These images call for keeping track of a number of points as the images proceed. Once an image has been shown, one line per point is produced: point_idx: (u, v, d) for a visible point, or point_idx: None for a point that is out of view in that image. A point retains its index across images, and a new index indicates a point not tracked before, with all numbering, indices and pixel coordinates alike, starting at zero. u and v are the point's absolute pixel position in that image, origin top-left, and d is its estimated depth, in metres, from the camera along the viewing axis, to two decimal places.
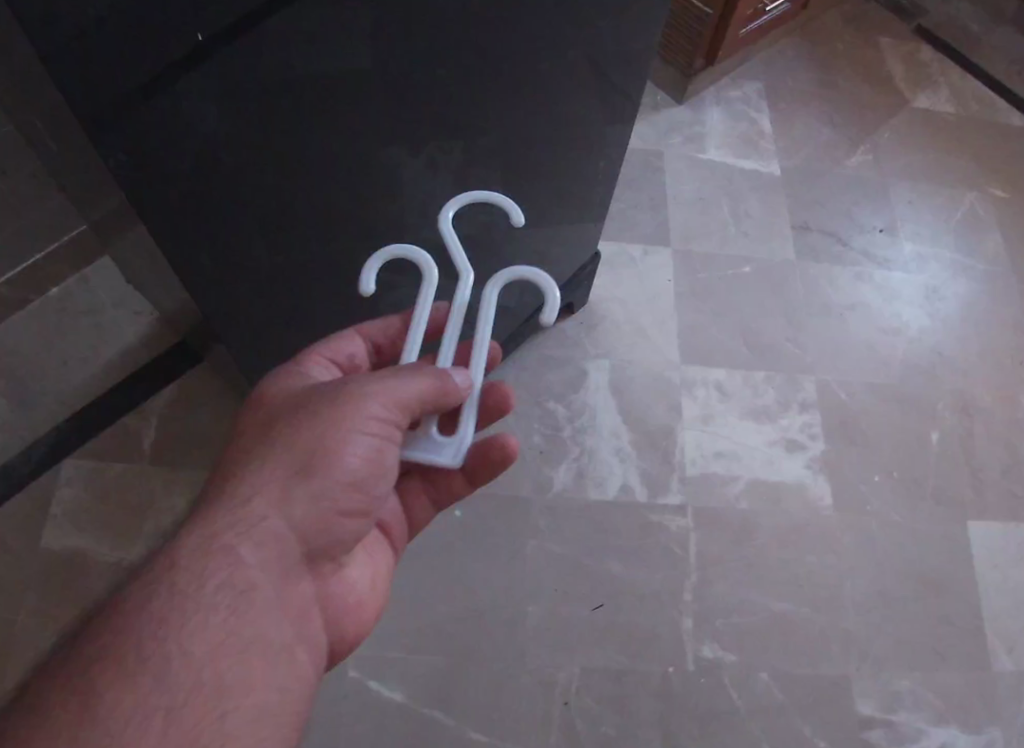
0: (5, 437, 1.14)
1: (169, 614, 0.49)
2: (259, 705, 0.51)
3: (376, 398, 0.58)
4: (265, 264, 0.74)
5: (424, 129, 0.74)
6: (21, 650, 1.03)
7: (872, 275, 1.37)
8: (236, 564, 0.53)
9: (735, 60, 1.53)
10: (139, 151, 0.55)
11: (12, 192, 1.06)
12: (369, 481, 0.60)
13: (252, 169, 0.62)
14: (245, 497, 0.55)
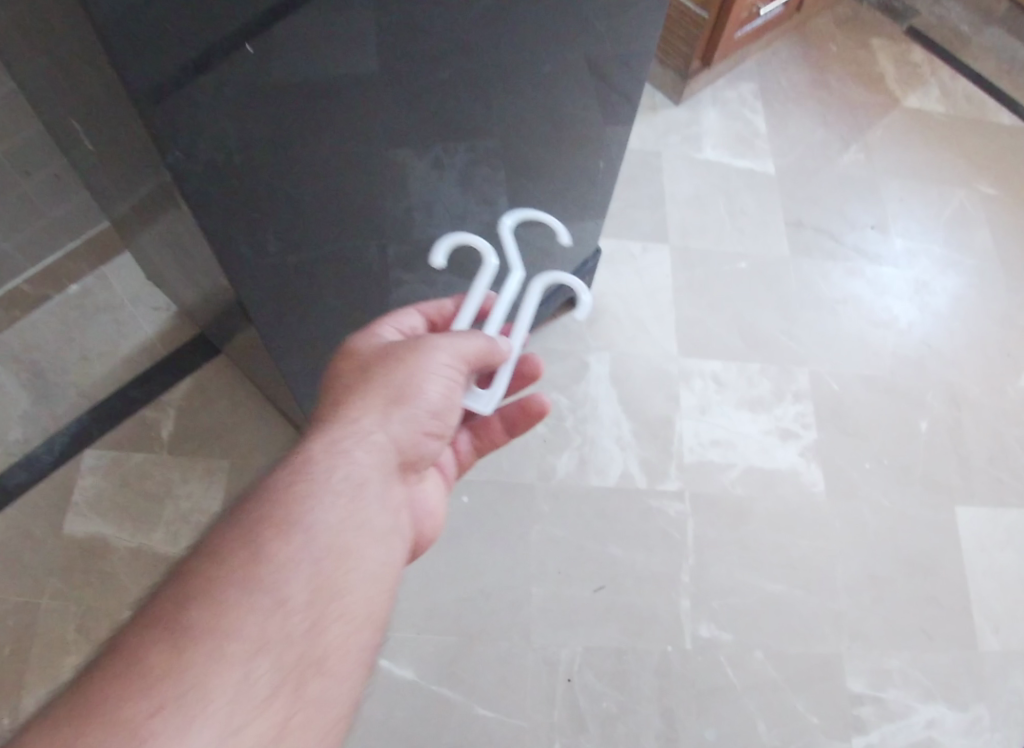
0: (29, 427, 1.19)
1: (302, 496, 0.55)
2: (373, 580, 0.57)
3: (447, 345, 0.67)
4: (279, 260, 0.78)
5: (433, 128, 0.79)
6: (44, 629, 1.06)
7: (864, 269, 1.42)
8: (353, 466, 0.59)
9: (731, 61, 1.57)
10: (191, 133, 0.59)
11: (36, 191, 1.10)
12: (448, 413, 0.67)
13: (265, 167, 0.66)
14: (353, 415, 0.62)
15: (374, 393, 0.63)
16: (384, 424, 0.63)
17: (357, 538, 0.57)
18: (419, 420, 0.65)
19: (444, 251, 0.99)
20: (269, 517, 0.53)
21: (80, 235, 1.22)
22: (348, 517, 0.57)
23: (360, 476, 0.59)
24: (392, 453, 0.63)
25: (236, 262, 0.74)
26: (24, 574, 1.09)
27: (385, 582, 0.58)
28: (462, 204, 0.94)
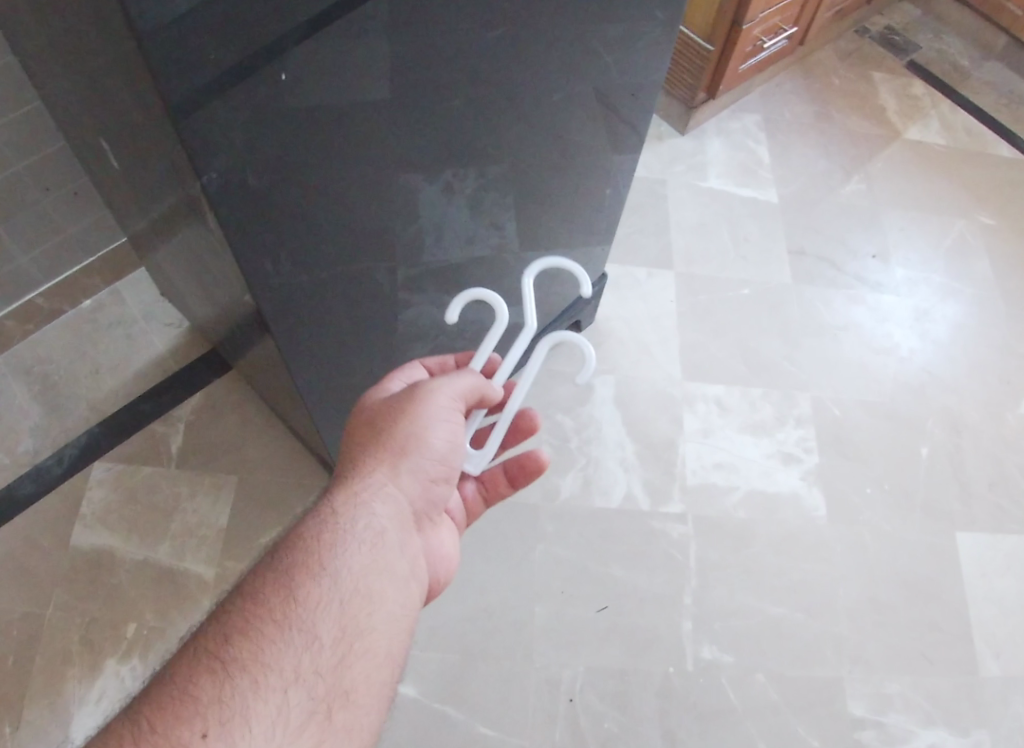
0: (39, 440, 1.20)
1: (323, 551, 0.59)
2: (394, 624, 0.60)
3: (449, 391, 0.70)
4: (292, 279, 0.80)
5: (447, 152, 0.81)
6: (49, 642, 1.07)
7: (865, 297, 1.44)
8: (371, 513, 0.62)
9: (735, 93, 1.61)
10: (223, 153, 0.61)
11: (55, 208, 1.13)
12: (455, 457, 0.70)
13: (280, 186, 0.68)
14: (366, 468, 0.65)
15: (385, 443, 0.66)
16: (398, 470, 0.66)
17: (379, 580, 0.60)
18: (428, 467, 0.68)
19: (454, 272, 1.01)
20: (300, 562, 0.57)
21: (95, 251, 1.25)
22: (370, 560, 0.60)
23: (379, 522, 0.62)
24: (406, 499, 0.66)
25: (256, 278, 0.76)
26: (31, 585, 1.10)
27: (407, 621, 0.62)
28: (472, 227, 0.96)
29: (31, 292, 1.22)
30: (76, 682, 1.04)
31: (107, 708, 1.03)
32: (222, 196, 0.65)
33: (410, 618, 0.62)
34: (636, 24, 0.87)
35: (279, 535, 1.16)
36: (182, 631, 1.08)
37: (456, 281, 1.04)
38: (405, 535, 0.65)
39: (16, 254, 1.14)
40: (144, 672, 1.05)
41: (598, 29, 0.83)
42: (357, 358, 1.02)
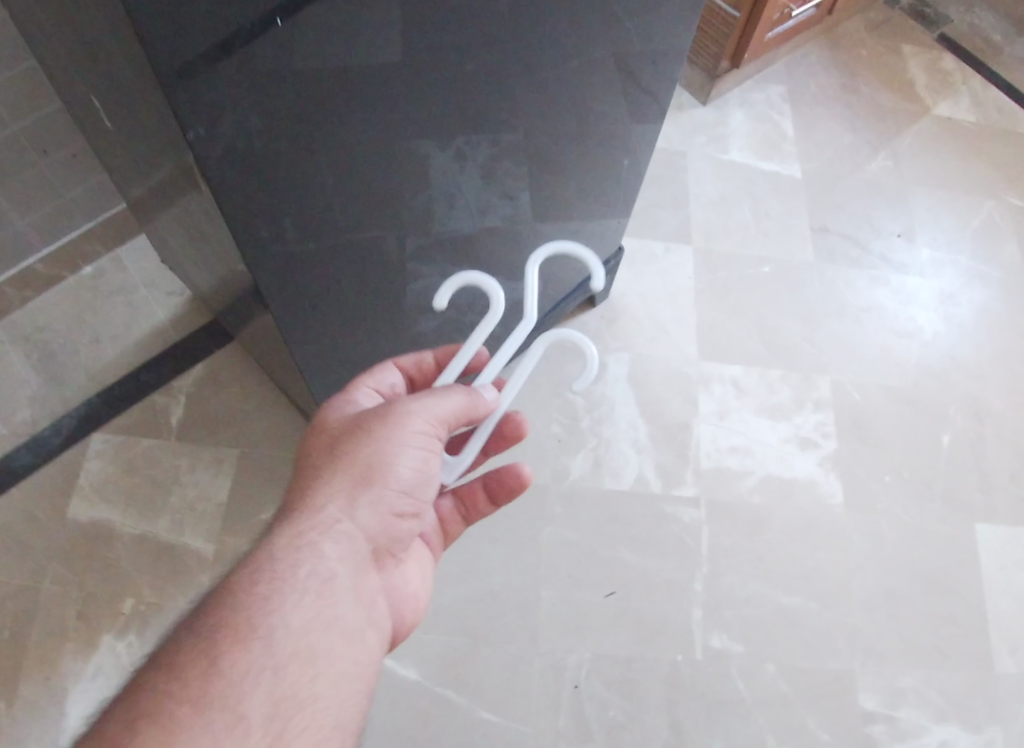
0: (37, 409, 1.17)
1: (265, 601, 0.54)
2: (342, 680, 0.56)
3: (421, 412, 0.64)
4: (294, 249, 0.76)
5: (458, 119, 0.77)
6: (45, 616, 1.05)
7: (889, 278, 1.39)
8: (318, 558, 0.58)
9: (760, 62, 1.55)
10: (218, 123, 0.57)
11: (52, 171, 1.09)
12: (422, 488, 0.65)
13: (281, 157, 0.64)
14: (321, 501, 0.60)
15: (340, 475, 0.61)
16: (354, 506, 0.61)
17: (324, 634, 0.56)
18: (390, 501, 0.63)
19: (464, 244, 0.97)
20: (233, 620, 0.53)
21: (95, 216, 1.21)
22: (314, 613, 0.56)
23: (326, 569, 0.58)
24: (362, 538, 0.61)
25: (255, 249, 0.72)
26: (27, 558, 1.07)
27: (359, 675, 0.57)
28: (484, 198, 0.92)
29: (29, 258, 1.18)
30: (72, 657, 1.02)
31: (103, 684, 1.01)
32: (216, 167, 0.61)
33: (363, 675, 0.58)
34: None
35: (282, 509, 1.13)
36: (180, 608, 1.06)
37: (466, 253, 1.00)
38: (356, 579, 0.60)
39: (12, 218, 1.11)
40: (141, 649, 1.04)
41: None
42: (362, 330, 0.98)
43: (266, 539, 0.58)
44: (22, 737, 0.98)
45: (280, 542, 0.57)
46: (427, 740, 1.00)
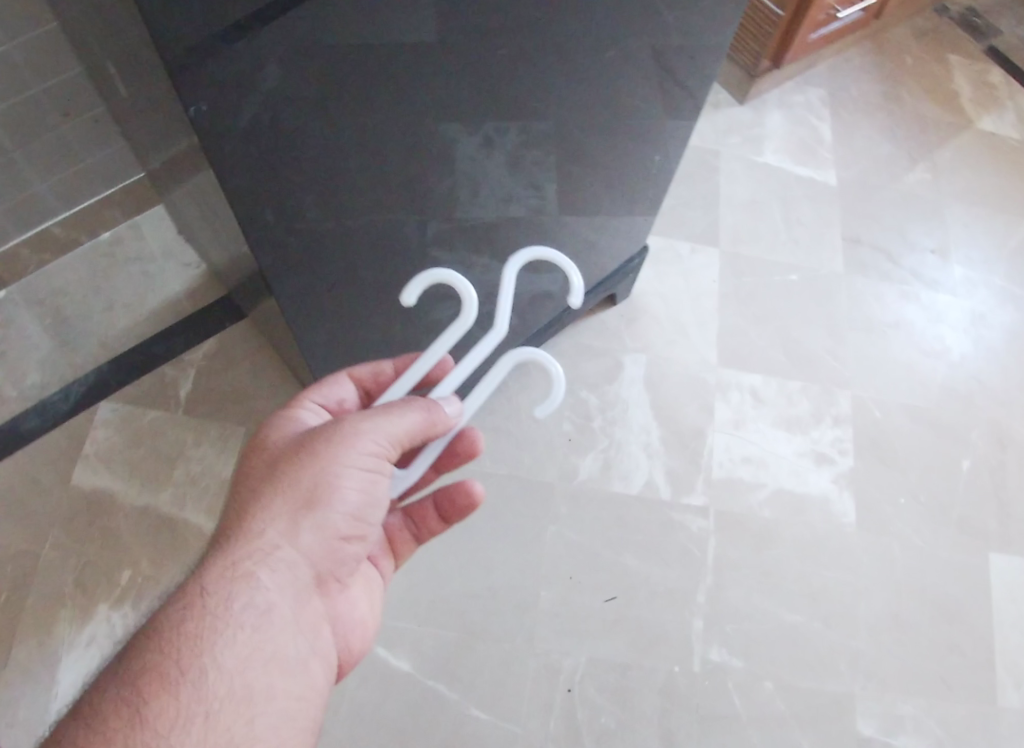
0: (47, 374, 1.17)
1: (198, 638, 0.56)
2: (279, 710, 0.58)
3: (370, 437, 0.62)
4: (308, 229, 0.74)
5: (486, 107, 0.74)
6: (42, 582, 1.05)
7: (919, 294, 1.35)
8: (253, 592, 0.59)
9: (801, 64, 1.50)
10: (224, 102, 0.56)
11: (74, 134, 1.07)
12: (370, 511, 0.64)
13: (291, 140, 0.63)
14: (261, 528, 0.60)
15: (280, 502, 0.61)
16: (293, 535, 0.61)
17: (258, 670, 0.58)
18: (333, 527, 0.62)
19: (486, 232, 0.95)
20: (161, 664, 0.54)
21: (116, 183, 1.20)
22: (248, 650, 0.58)
23: (262, 603, 0.59)
24: (303, 566, 0.61)
25: (265, 228, 0.71)
26: (29, 522, 1.07)
27: (296, 707, 0.60)
28: (508, 187, 0.89)
29: (47, 221, 1.17)
30: (66, 626, 1.02)
31: (96, 654, 1.01)
32: (222, 147, 0.60)
33: (300, 705, 0.60)
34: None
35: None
36: (177, 583, 1.05)
37: (488, 243, 0.97)
38: (295, 607, 0.62)
39: (32, 181, 1.10)
40: (135, 621, 1.03)
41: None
42: (376, 315, 0.97)
43: (201, 571, 0.59)
44: (13, 701, 0.98)
45: (214, 576, 0.58)
46: (415, 734, 0.99)
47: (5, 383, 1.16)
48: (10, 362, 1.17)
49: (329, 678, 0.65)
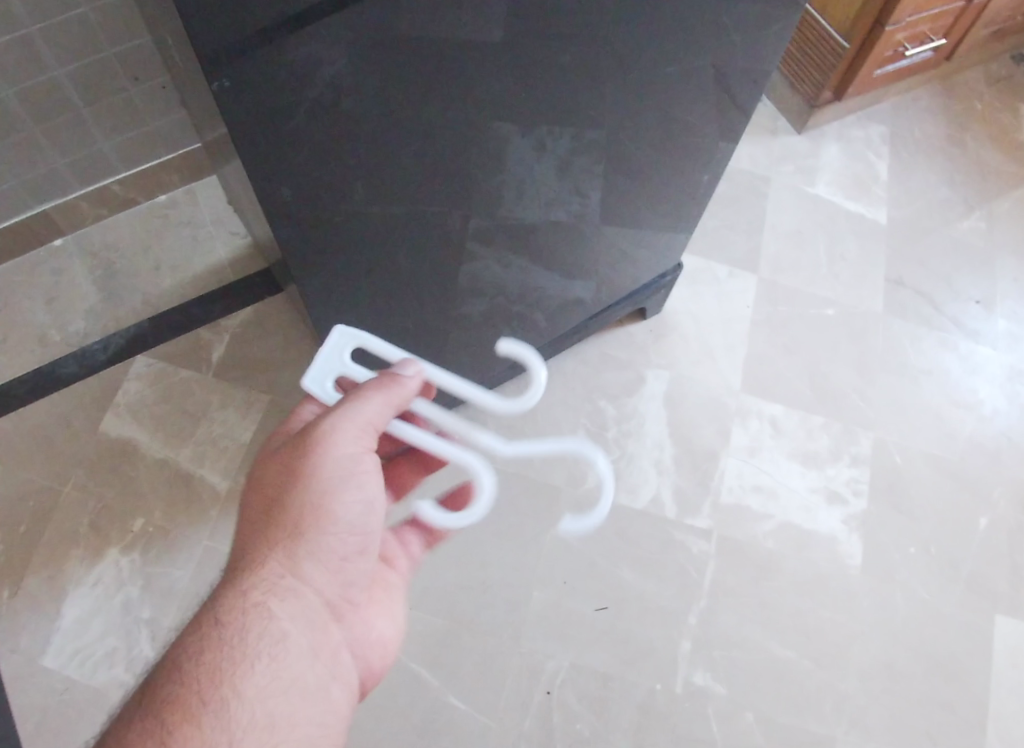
0: (91, 323, 1.23)
1: (216, 672, 0.58)
2: (303, 735, 0.60)
3: (344, 435, 0.64)
4: (350, 217, 0.76)
5: (537, 109, 0.75)
6: (60, 519, 1.10)
7: (957, 343, 1.32)
8: (263, 621, 0.61)
9: (865, 99, 1.49)
10: (267, 93, 0.60)
11: (141, 98, 1.13)
12: (365, 526, 0.66)
13: (334, 130, 0.66)
14: (261, 557, 0.62)
15: (276, 530, 0.63)
16: (292, 561, 0.63)
17: (278, 699, 0.60)
18: (330, 546, 0.64)
19: (527, 232, 0.94)
20: (179, 698, 0.56)
21: (176, 149, 1.25)
22: (265, 679, 0.60)
23: (274, 630, 0.61)
24: (308, 590, 0.64)
25: (306, 213, 0.73)
26: (55, 461, 1.13)
27: (319, 731, 0.61)
28: (555, 193, 0.89)
29: (108, 179, 1.23)
30: (77, 563, 1.07)
31: (100, 594, 1.06)
32: (267, 137, 0.63)
33: (323, 728, 0.62)
34: (772, 10, 0.78)
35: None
36: (185, 536, 1.09)
37: (531, 247, 0.97)
38: (308, 631, 0.63)
39: (98, 139, 1.15)
40: (142, 568, 1.07)
41: (732, 6, 0.75)
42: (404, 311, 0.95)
43: (210, 606, 0.61)
44: (19, 628, 1.04)
45: (223, 609, 0.61)
46: (391, 713, 1.01)
47: (52, 327, 1.22)
48: (58, 308, 1.23)
49: (353, 701, 0.67)
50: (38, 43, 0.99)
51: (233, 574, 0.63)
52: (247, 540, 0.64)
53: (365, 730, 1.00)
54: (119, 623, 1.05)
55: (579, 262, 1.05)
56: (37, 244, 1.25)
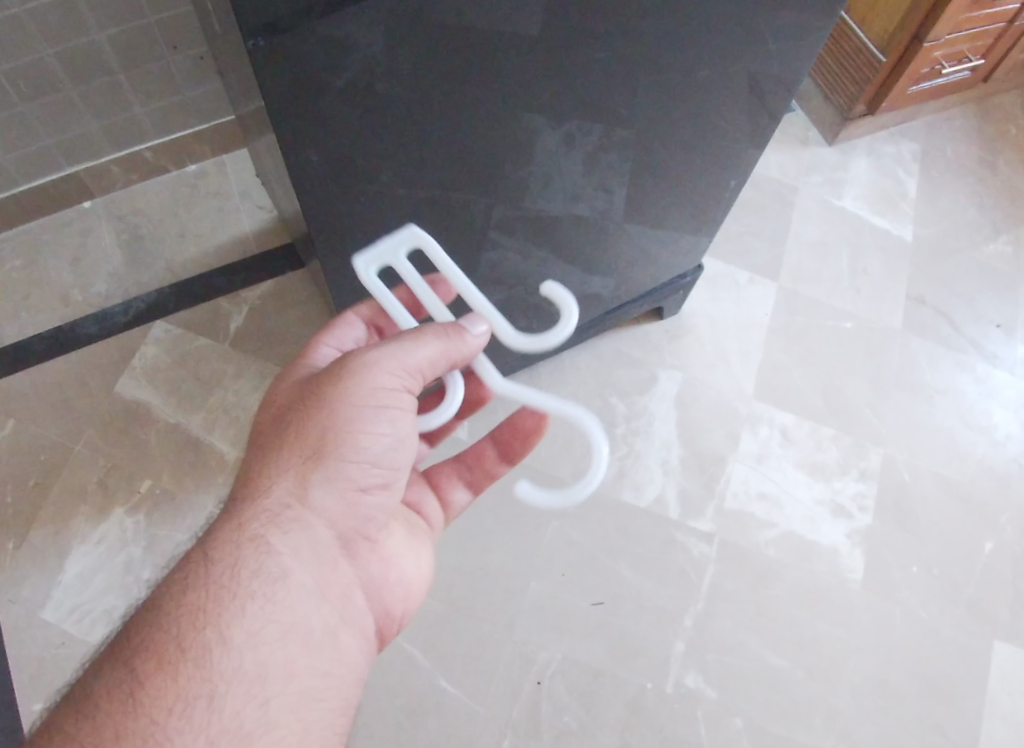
0: (113, 286, 1.24)
1: (203, 612, 0.57)
2: (301, 691, 0.58)
3: (384, 369, 0.63)
4: (375, 196, 0.77)
5: (569, 103, 0.75)
6: (69, 475, 1.11)
7: (975, 366, 1.31)
8: (263, 557, 0.60)
9: (899, 115, 1.48)
10: (304, 65, 0.60)
11: (177, 68, 1.14)
12: (392, 461, 0.65)
13: (367, 110, 0.66)
14: (271, 486, 0.62)
15: (292, 457, 0.62)
16: (306, 488, 0.62)
17: (274, 646, 0.58)
18: (347, 477, 0.63)
19: (549, 225, 0.94)
20: (159, 639, 0.55)
21: (208, 120, 1.26)
22: (260, 622, 0.58)
23: (274, 568, 0.60)
24: (318, 524, 0.63)
25: (332, 192, 0.74)
26: (70, 418, 1.15)
27: (321, 684, 0.60)
28: (581, 186, 0.89)
29: (140, 145, 1.24)
30: (83, 519, 1.09)
31: (104, 551, 1.07)
32: (300, 110, 0.64)
33: (325, 680, 0.60)
34: (812, 21, 0.78)
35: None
36: (190, 501, 1.10)
37: (554, 240, 0.97)
38: (315, 570, 0.62)
39: (133, 106, 1.17)
40: (146, 528, 1.09)
41: (771, 13, 0.75)
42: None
43: (208, 540, 0.60)
44: (22, 578, 1.05)
45: (221, 543, 0.60)
46: (381, 689, 1.02)
47: (75, 287, 1.24)
48: (83, 268, 1.25)
49: (366, 651, 0.65)
50: (81, 6, 1.00)
51: (241, 503, 0.62)
52: (259, 467, 0.63)
53: (355, 705, 1.01)
54: (119, 581, 1.06)
55: (601, 258, 1.05)
56: (67, 205, 1.27)
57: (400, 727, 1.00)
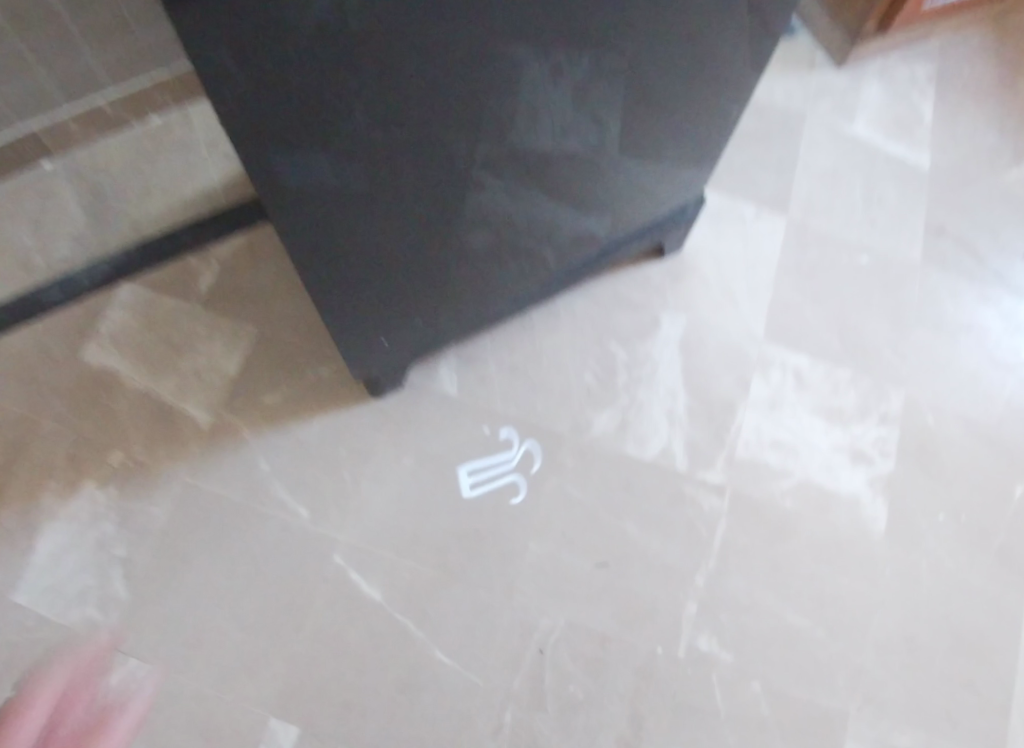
0: (77, 248, 1.16)
1: None
2: None
3: None
4: (347, 167, 0.67)
5: (555, 24, 0.65)
6: (37, 450, 1.05)
7: (1001, 300, 1.22)
8: None
9: (914, 32, 1.37)
10: (247, 20, 0.51)
11: (127, 7, 1.04)
12: None
13: (325, 63, 0.57)
14: None
15: None
16: None
17: None
18: None
19: (537, 164, 0.83)
20: None
21: (165, 64, 1.16)
22: None
23: None
24: None
25: (297, 173, 0.65)
26: (35, 390, 1.07)
27: None
28: (571, 120, 0.79)
29: (95, 94, 1.15)
30: (53, 497, 1.02)
31: (77, 529, 1.01)
32: (246, 81, 0.55)
33: None
34: None
35: (287, 399, 1.07)
36: (165, 472, 1.03)
37: (545, 178, 0.86)
38: None
39: (82, 51, 1.07)
40: (119, 503, 1.02)
41: None
42: (404, 261, 0.85)
43: None
44: None
45: None
46: (372, 663, 0.95)
47: (36, 252, 1.16)
48: (42, 233, 1.17)
49: None
50: None
51: None
52: None
53: (345, 679, 0.95)
54: (92, 559, 0.99)
55: (596, 194, 0.95)
56: (23, 162, 1.18)
57: (396, 704, 0.94)
